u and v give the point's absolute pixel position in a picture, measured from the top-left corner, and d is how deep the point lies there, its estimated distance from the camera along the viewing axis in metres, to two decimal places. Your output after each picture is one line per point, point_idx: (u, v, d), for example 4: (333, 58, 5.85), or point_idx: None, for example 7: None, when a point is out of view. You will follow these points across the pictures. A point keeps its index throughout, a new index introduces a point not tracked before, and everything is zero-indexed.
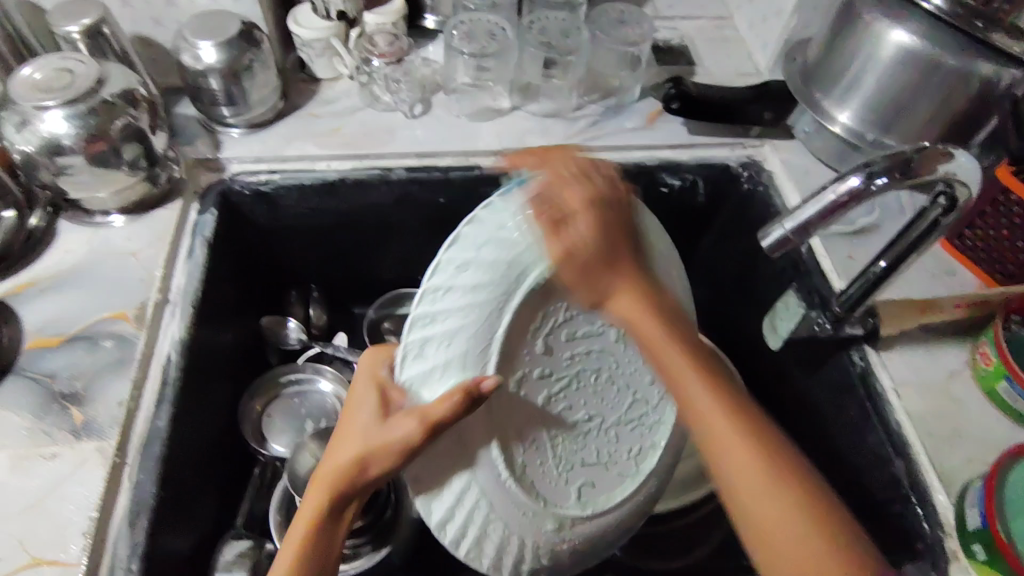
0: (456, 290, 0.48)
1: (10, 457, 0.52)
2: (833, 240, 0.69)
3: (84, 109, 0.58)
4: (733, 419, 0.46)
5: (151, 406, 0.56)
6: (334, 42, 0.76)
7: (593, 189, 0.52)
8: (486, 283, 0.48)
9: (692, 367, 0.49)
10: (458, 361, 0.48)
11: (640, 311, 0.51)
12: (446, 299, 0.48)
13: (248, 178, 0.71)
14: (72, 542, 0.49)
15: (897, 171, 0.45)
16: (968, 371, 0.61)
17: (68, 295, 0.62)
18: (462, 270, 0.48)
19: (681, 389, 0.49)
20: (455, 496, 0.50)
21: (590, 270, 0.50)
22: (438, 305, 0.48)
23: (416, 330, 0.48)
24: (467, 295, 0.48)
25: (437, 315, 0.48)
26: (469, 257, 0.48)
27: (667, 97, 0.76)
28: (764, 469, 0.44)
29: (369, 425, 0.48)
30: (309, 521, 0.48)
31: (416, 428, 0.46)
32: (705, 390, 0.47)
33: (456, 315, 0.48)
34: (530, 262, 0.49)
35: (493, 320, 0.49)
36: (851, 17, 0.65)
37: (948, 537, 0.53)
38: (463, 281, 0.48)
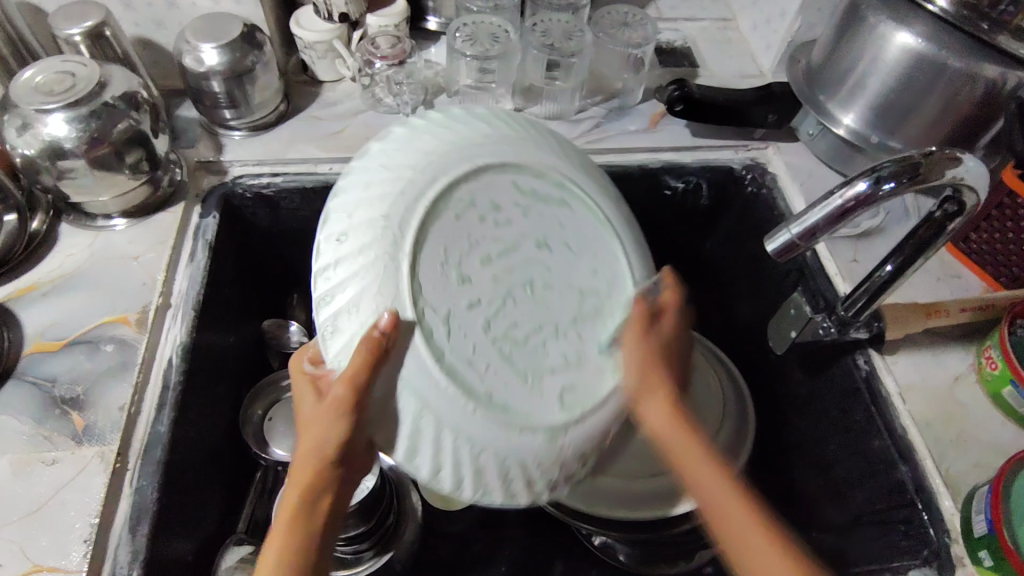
0: (346, 253, 0.45)
1: (11, 463, 0.52)
2: (837, 243, 0.69)
3: (86, 112, 0.58)
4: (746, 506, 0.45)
5: (152, 411, 0.56)
6: (336, 44, 0.76)
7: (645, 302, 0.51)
8: (370, 239, 0.44)
9: (699, 454, 0.47)
10: (358, 313, 0.43)
11: (673, 421, 0.48)
12: (334, 261, 0.45)
13: (249, 181, 0.71)
14: (73, 548, 0.49)
15: (906, 176, 0.44)
16: (973, 374, 0.60)
17: (69, 299, 0.61)
18: (345, 233, 0.45)
19: (693, 479, 0.47)
20: (433, 443, 0.43)
21: (648, 369, 0.49)
22: (329, 283, 0.45)
23: (324, 310, 0.45)
24: (357, 256, 0.44)
25: (336, 280, 0.45)
26: (346, 224, 0.46)
27: (671, 99, 0.74)
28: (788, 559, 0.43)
29: (310, 413, 0.46)
30: (289, 521, 0.45)
31: (343, 386, 0.42)
32: (724, 484, 0.46)
33: (349, 270, 0.44)
34: (410, 199, 0.45)
35: (393, 257, 0.44)
36: (856, 19, 0.65)
37: (954, 543, 0.52)
38: (347, 244, 0.45)
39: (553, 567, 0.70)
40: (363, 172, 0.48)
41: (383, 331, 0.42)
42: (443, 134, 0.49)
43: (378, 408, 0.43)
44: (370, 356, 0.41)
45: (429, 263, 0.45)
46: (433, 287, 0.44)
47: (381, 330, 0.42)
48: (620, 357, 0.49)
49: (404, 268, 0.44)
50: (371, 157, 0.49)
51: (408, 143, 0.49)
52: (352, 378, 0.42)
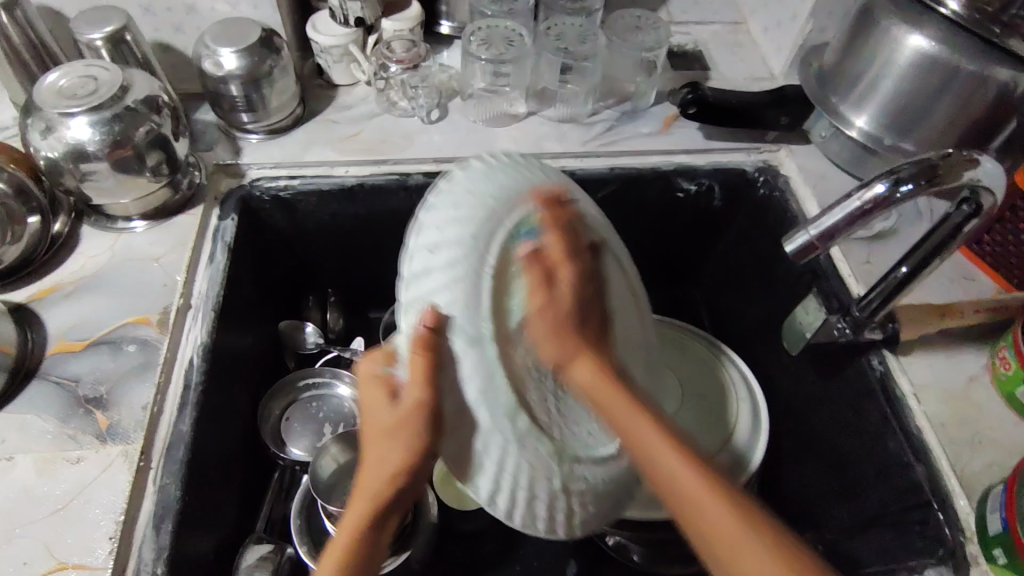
0: (435, 245, 0.46)
1: (36, 461, 0.53)
2: (851, 245, 0.69)
3: (108, 115, 0.59)
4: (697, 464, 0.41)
5: (174, 411, 0.57)
6: (352, 48, 0.77)
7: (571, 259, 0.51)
8: (461, 256, 0.46)
9: (625, 400, 0.46)
10: (456, 303, 0.45)
11: (604, 389, 0.47)
12: (427, 243, 0.47)
13: (267, 184, 0.71)
14: (98, 545, 0.49)
15: (923, 178, 0.45)
16: (987, 375, 0.61)
17: (91, 300, 0.62)
18: (440, 227, 0.47)
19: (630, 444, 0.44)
20: (498, 465, 0.47)
21: (565, 325, 0.49)
22: (417, 290, 0.46)
23: (409, 292, 0.46)
24: (444, 269, 0.46)
25: (423, 266, 0.46)
26: (438, 216, 0.48)
27: (685, 102, 0.75)
28: (714, 478, 0.40)
29: (381, 421, 0.45)
30: (355, 525, 0.45)
31: (420, 393, 0.43)
32: (665, 446, 0.43)
33: (445, 262, 0.46)
34: (490, 228, 0.48)
35: (477, 284, 0.46)
36: (868, 23, 0.66)
37: (969, 542, 0.53)
38: (434, 253, 0.46)
39: (568, 565, 0.71)
40: (451, 193, 0.49)
41: (426, 334, 0.44)
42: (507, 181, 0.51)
43: (447, 412, 0.45)
44: (427, 361, 0.43)
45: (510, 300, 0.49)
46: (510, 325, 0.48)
47: (427, 326, 0.44)
48: (530, 322, 0.48)
49: (487, 301, 0.46)
50: (456, 184, 0.50)
51: (487, 178, 0.50)
52: (420, 385, 0.43)
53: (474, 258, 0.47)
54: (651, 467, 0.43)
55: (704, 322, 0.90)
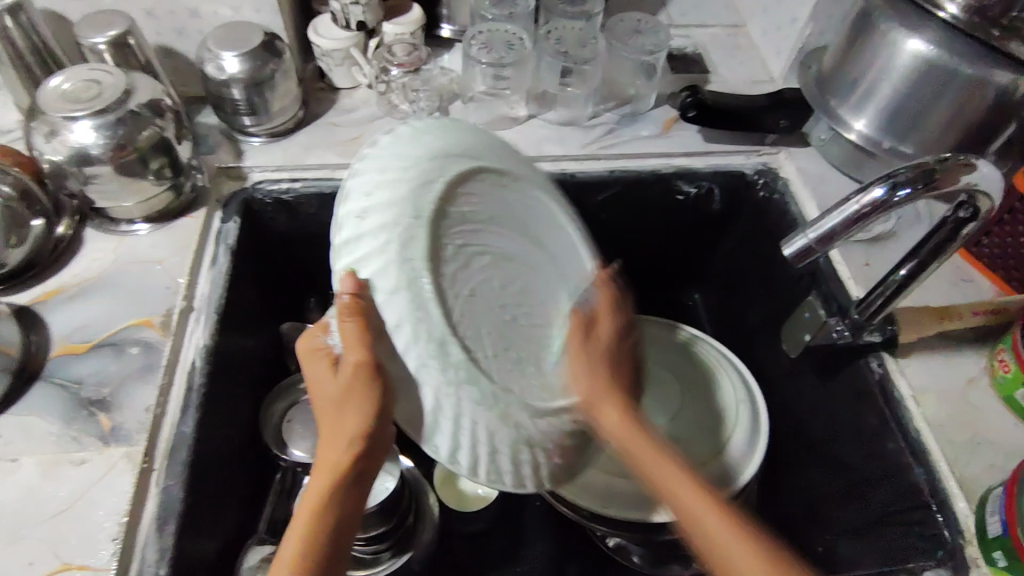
0: (365, 211, 0.46)
1: (40, 463, 0.53)
2: (850, 248, 0.69)
3: (112, 119, 0.59)
4: (694, 483, 0.48)
5: (177, 413, 0.57)
6: (353, 52, 0.77)
7: (617, 316, 0.56)
8: (392, 218, 0.46)
9: (653, 450, 0.49)
10: (392, 265, 0.44)
11: (633, 436, 0.49)
12: (354, 210, 0.46)
13: (270, 186, 0.72)
14: (102, 546, 0.49)
15: (921, 182, 0.45)
16: (986, 378, 0.61)
17: (94, 303, 0.62)
18: (372, 192, 0.47)
19: (654, 480, 0.49)
20: (454, 420, 0.45)
21: (600, 400, 0.51)
22: (349, 256, 0.45)
23: (342, 258, 0.46)
24: (380, 230, 0.45)
25: (357, 232, 0.46)
26: (371, 176, 0.48)
27: (684, 105, 0.75)
28: (720, 509, 0.46)
29: (328, 390, 0.46)
30: (316, 496, 0.46)
31: (361, 350, 0.43)
32: (669, 465, 0.49)
33: (377, 225, 0.45)
34: (425, 186, 0.48)
35: (411, 237, 0.45)
36: (867, 27, 0.66)
37: (968, 544, 0.53)
38: (368, 210, 0.46)
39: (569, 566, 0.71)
40: (376, 158, 0.49)
41: (353, 298, 0.43)
42: (430, 140, 0.52)
43: (388, 376, 0.45)
44: (358, 324, 0.43)
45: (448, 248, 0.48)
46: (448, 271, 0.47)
47: (355, 288, 0.44)
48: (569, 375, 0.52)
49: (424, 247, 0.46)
50: (380, 149, 0.50)
51: (410, 142, 0.51)
52: (355, 349, 0.43)
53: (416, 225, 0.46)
54: (665, 488, 0.48)
55: (704, 324, 0.91)
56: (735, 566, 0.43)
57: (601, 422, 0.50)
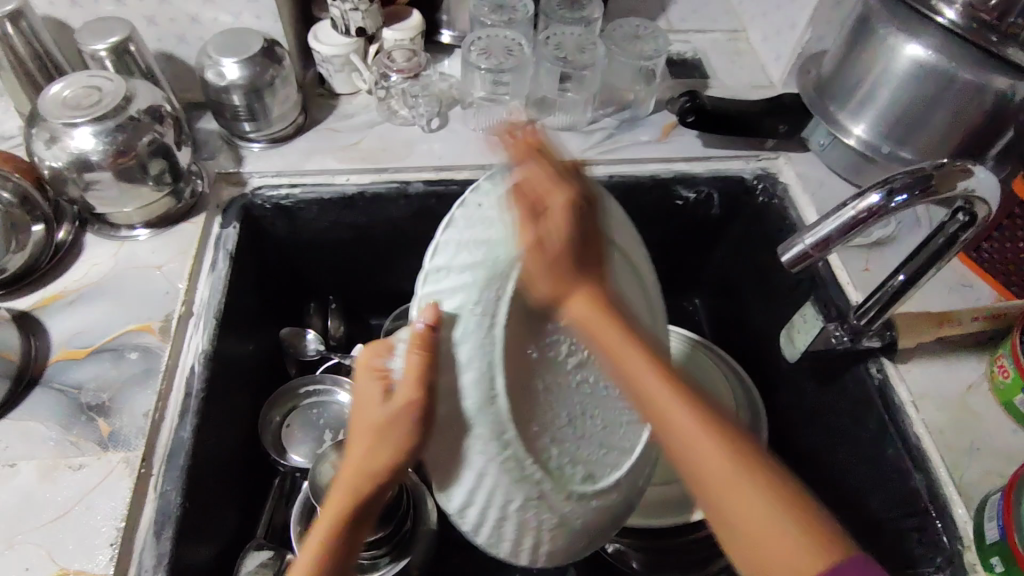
0: (467, 242, 0.44)
1: (38, 469, 0.53)
2: (849, 253, 0.69)
3: (112, 126, 0.60)
4: (711, 437, 0.39)
5: (175, 418, 0.57)
6: (353, 58, 0.77)
7: (568, 200, 0.47)
8: (478, 270, 0.44)
9: (667, 389, 0.42)
10: (467, 307, 0.43)
11: (613, 336, 0.45)
12: (455, 238, 0.44)
13: (269, 192, 0.72)
14: (99, 552, 0.50)
15: (918, 188, 0.45)
16: (985, 384, 0.61)
17: (94, 308, 0.63)
18: (471, 226, 0.44)
19: (665, 423, 0.41)
20: (476, 475, 0.45)
21: (560, 262, 0.45)
22: (433, 285, 0.44)
23: (428, 285, 0.44)
24: (459, 275, 0.43)
25: (448, 260, 0.44)
26: (484, 206, 0.45)
27: (683, 110, 0.75)
28: (758, 479, 0.37)
29: (368, 416, 0.45)
30: (334, 520, 0.45)
31: (417, 391, 0.42)
32: (678, 404, 0.41)
33: (468, 267, 0.44)
34: (524, 249, 0.45)
35: (498, 293, 0.44)
36: (866, 32, 0.66)
37: (967, 550, 0.53)
38: (462, 248, 0.44)
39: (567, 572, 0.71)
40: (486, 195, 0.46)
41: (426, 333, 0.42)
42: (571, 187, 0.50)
43: (438, 413, 0.43)
44: (425, 359, 0.42)
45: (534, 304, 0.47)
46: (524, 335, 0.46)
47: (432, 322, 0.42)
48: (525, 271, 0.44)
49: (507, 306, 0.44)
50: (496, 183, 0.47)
51: (519, 188, 0.46)
52: (413, 384, 0.42)
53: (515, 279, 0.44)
54: (670, 436, 0.40)
55: (704, 330, 0.91)
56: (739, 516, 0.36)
57: (599, 341, 0.45)
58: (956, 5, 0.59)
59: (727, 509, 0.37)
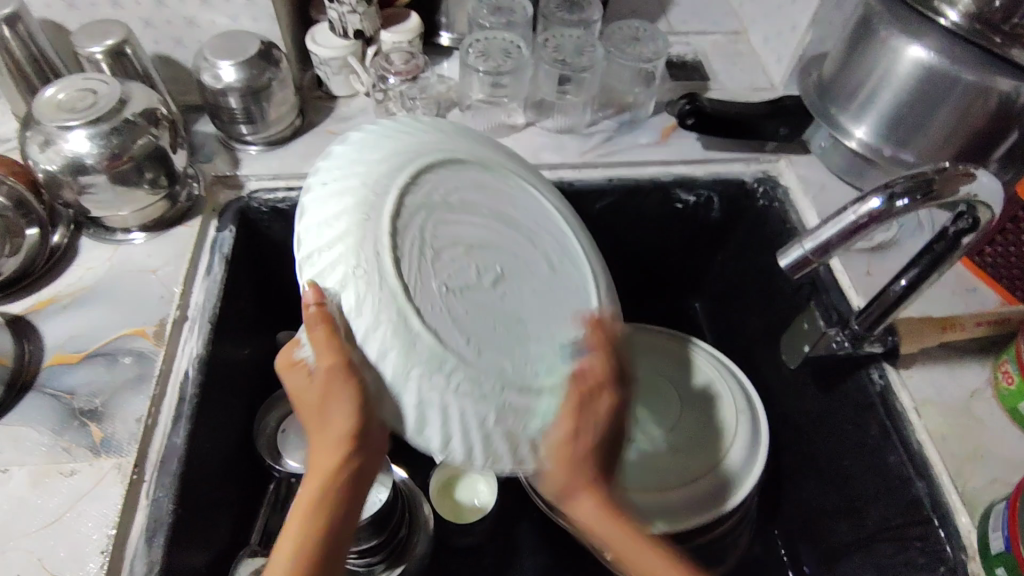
0: (331, 219, 0.48)
1: (30, 474, 0.53)
2: (850, 257, 0.68)
3: (106, 129, 0.59)
4: (653, 547, 0.49)
5: (168, 423, 0.57)
6: (350, 60, 0.77)
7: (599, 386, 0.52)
8: (350, 223, 0.47)
9: (634, 542, 0.50)
10: (348, 261, 0.46)
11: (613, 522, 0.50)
12: (319, 220, 0.48)
13: (265, 196, 0.72)
14: (90, 559, 0.49)
15: (919, 193, 0.44)
16: (989, 390, 0.60)
17: (88, 311, 0.62)
18: (334, 184, 0.50)
19: (610, 538, 0.50)
20: (440, 413, 0.47)
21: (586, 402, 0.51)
22: (315, 267, 0.47)
23: (308, 270, 0.47)
24: (337, 241, 0.47)
25: (320, 242, 0.47)
26: (329, 178, 0.51)
27: (683, 113, 0.74)
28: (674, 564, 0.49)
29: (307, 397, 0.48)
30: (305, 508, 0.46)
31: (330, 356, 0.45)
32: (616, 526, 0.50)
33: (344, 232, 0.47)
34: (382, 184, 0.50)
35: (376, 248, 0.47)
36: (867, 33, 0.65)
37: (971, 560, 0.52)
38: (324, 216, 0.48)
39: None
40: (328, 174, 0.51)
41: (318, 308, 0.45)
42: (403, 141, 0.54)
43: (365, 378, 0.46)
44: (324, 330, 0.45)
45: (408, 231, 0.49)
46: (407, 260, 0.48)
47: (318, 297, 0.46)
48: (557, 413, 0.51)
49: (385, 243, 0.47)
50: (336, 158, 0.52)
51: (366, 146, 0.53)
52: (322, 353, 0.45)
53: (381, 224, 0.48)
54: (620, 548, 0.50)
55: (705, 333, 0.90)
56: None
57: (576, 512, 0.50)
58: (958, 6, 0.57)
59: None
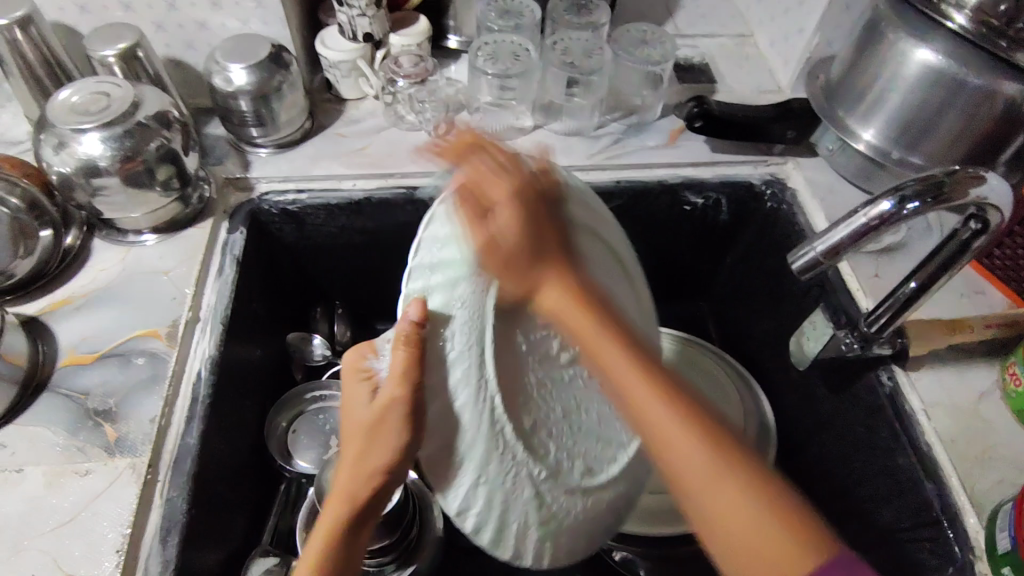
0: (448, 247, 0.45)
1: (45, 474, 0.53)
2: (859, 259, 0.69)
3: (119, 131, 0.60)
4: (665, 394, 0.41)
5: (182, 423, 0.57)
6: (360, 63, 0.77)
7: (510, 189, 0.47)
8: (464, 270, 0.44)
9: (652, 390, 0.41)
10: (456, 310, 0.44)
11: (602, 339, 0.44)
12: (441, 235, 0.45)
13: (276, 198, 0.72)
14: (105, 558, 0.49)
15: (929, 196, 0.44)
16: (997, 392, 0.60)
17: (101, 313, 0.63)
18: (466, 218, 0.46)
19: (637, 415, 0.41)
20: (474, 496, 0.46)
21: (535, 253, 0.46)
22: (421, 287, 0.45)
23: (418, 288, 0.45)
24: (449, 286, 0.44)
25: (437, 252, 0.45)
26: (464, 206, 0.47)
27: (691, 115, 0.74)
28: (708, 445, 0.39)
29: (359, 414, 0.48)
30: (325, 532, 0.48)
31: (401, 392, 0.44)
32: (690, 442, 0.39)
33: (460, 266, 0.44)
34: (511, 248, 0.47)
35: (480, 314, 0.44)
36: (875, 37, 0.66)
37: (979, 560, 0.52)
38: (437, 252, 0.45)
39: None
40: (466, 185, 0.49)
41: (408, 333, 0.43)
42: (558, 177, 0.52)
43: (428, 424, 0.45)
44: (410, 352, 0.43)
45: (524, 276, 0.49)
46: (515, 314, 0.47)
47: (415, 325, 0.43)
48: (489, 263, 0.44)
49: (498, 288, 0.46)
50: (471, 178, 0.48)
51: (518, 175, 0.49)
52: (403, 380, 0.44)
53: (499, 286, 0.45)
54: (657, 428, 0.40)
55: (712, 336, 0.90)
56: (696, 503, 0.38)
57: (600, 364, 0.44)
58: (966, 10, 0.57)
59: (711, 509, 0.37)
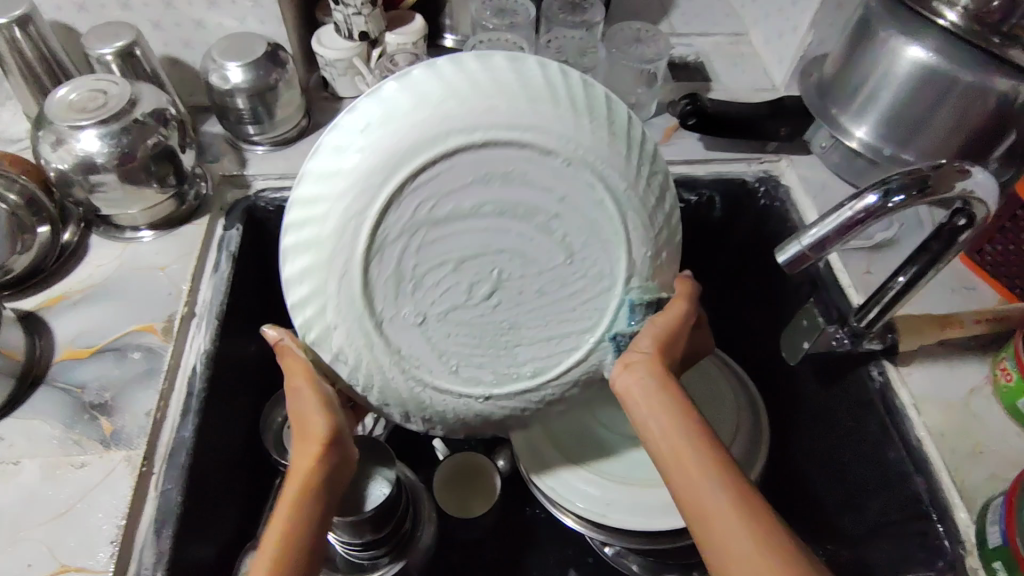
0: (310, 244, 0.45)
1: (41, 466, 0.54)
2: (850, 254, 0.69)
3: (116, 128, 0.60)
4: (705, 466, 0.43)
5: (177, 417, 0.58)
6: (356, 62, 0.78)
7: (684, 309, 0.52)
8: (330, 259, 0.44)
9: (695, 460, 0.44)
10: (327, 304, 0.45)
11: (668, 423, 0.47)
12: (304, 232, 0.45)
13: (272, 194, 0.73)
14: (100, 549, 0.50)
15: (914, 189, 0.45)
16: (988, 387, 0.60)
17: (98, 308, 0.63)
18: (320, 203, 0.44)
19: (675, 477, 0.44)
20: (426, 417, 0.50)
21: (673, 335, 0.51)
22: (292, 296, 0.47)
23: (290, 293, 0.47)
24: (316, 284, 0.45)
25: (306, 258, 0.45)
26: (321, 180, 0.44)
27: (683, 113, 0.75)
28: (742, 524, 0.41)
29: None
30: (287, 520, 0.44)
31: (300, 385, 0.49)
32: (695, 472, 0.43)
33: (321, 268, 0.45)
34: (377, 189, 0.43)
35: (354, 288, 0.44)
36: (867, 34, 0.66)
37: (969, 555, 0.52)
38: (300, 256, 0.45)
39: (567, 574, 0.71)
40: (316, 186, 0.44)
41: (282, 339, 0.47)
42: (412, 119, 0.43)
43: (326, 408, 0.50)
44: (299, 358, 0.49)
45: (398, 246, 0.44)
46: (388, 297, 0.45)
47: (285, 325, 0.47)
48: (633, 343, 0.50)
49: (364, 283, 0.44)
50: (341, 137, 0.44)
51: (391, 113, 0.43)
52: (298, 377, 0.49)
53: (366, 255, 0.44)
54: (691, 491, 0.43)
55: None
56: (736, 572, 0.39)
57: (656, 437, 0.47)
58: (957, 8, 0.58)
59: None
